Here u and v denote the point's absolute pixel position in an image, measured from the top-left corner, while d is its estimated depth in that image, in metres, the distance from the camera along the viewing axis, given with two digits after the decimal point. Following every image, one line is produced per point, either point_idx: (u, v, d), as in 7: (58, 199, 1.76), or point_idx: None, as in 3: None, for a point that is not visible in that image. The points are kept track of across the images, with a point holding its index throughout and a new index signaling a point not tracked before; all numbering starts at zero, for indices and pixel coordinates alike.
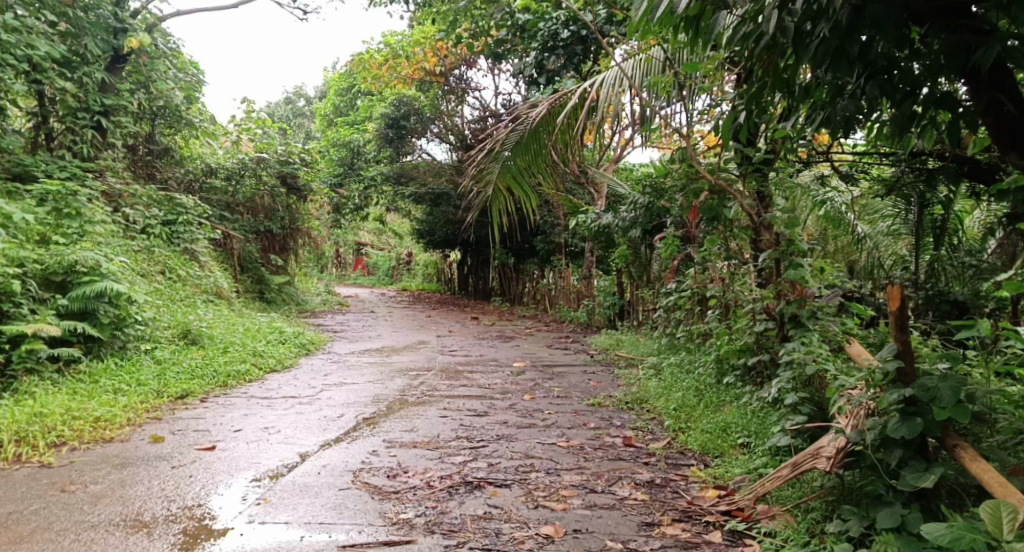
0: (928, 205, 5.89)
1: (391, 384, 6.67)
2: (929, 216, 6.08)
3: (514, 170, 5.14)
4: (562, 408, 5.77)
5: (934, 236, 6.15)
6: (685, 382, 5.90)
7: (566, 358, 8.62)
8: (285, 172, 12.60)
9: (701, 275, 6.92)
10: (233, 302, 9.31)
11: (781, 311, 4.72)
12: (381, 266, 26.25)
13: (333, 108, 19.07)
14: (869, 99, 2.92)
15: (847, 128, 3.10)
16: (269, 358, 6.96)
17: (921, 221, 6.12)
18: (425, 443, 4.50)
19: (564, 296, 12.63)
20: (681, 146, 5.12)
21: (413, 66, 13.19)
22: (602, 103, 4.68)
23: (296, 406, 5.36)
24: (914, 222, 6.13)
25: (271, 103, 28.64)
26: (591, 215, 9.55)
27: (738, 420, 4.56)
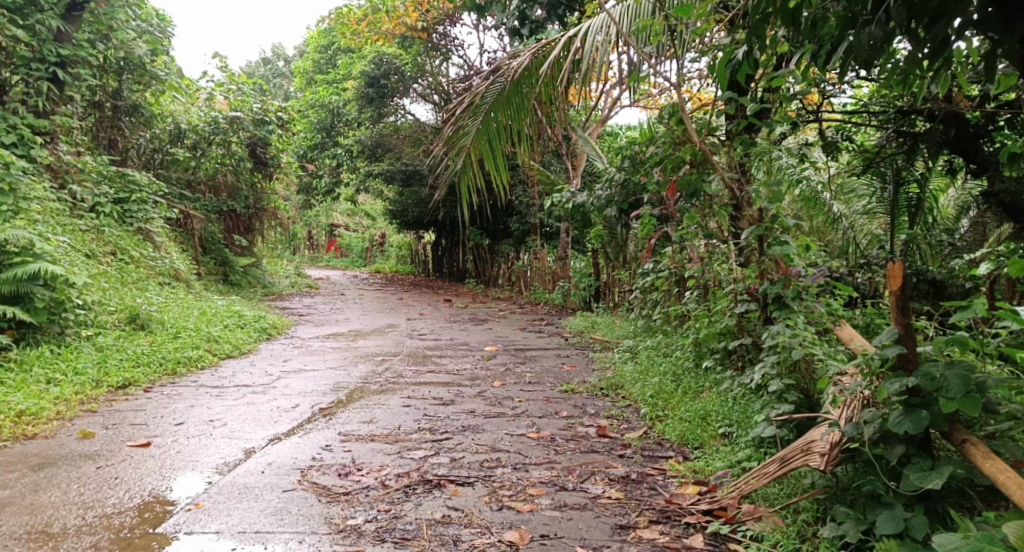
0: (904, 182, 5.75)
1: (354, 371, 6.34)
2: (905, 195, 5.94)
3: (493, 128, 5.11)
4: (533, 395, 5.47)
5: (910, 215, 6.01)
6: (662, 367, 5.62)
7: (540, 341, 8.33)
8: (259, 134, 12.31)
9: (679, 255, 6.65)
10: (192, 284, 8.91)
11: (765, 292, 4.44)
12: (354, 247, 25.77)
13: (313, 65, 18.52)
14: (895, 25, 2.56)
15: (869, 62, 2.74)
16: (226, 344, 6.59)
17: (896, 200, 5.97)
18: (385, 437, 4.18)
19: (540, 277, 12.35)
20: (671, 103, 5.09)
21: (394, 22, 12.70)
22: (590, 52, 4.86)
23: (248, 395, 5.00)
24: (891, 201, 5.98)
25: (248, 66, 28.14)
26: (566, 194, 9.21)
27: (719, 408, 4.29)
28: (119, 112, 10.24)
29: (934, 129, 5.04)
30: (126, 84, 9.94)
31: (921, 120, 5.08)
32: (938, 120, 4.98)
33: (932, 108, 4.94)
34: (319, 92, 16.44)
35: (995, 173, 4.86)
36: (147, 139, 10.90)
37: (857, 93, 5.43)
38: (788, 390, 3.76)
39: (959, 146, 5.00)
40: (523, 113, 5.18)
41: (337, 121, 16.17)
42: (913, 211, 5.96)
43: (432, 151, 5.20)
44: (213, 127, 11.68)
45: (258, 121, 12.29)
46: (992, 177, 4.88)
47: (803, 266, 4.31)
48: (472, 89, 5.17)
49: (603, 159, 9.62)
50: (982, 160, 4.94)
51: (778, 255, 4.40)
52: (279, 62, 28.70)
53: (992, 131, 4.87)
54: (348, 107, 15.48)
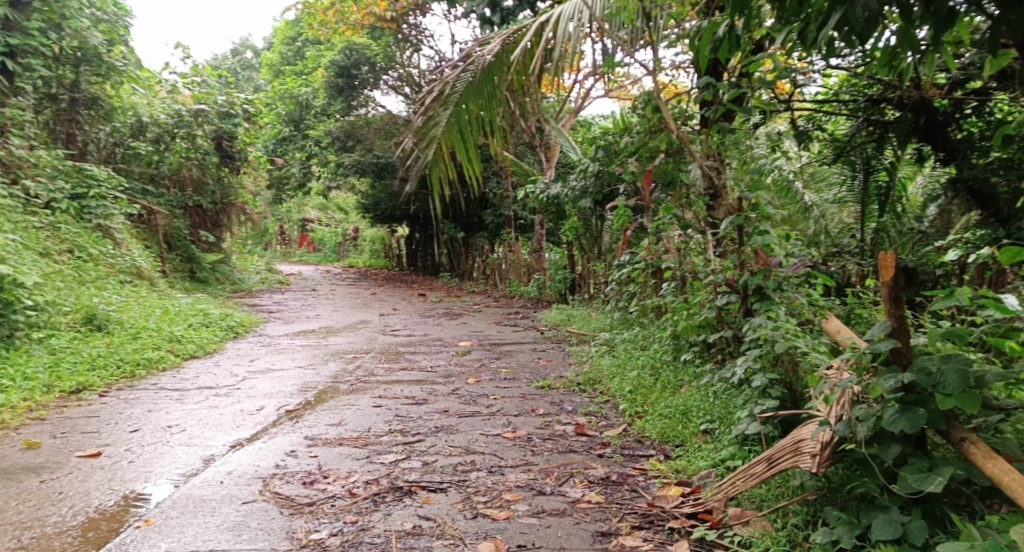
0: (874, 171, 5.79)
1: (323, 370, 6.13)
2: (874, 183, 5.95)
3: (464, 118, 4.91)
4: (508, 392, 5.31)
5: (879, 203, 5.97)
6: (639, 360, 5.48)
7: (515, 335, 8.17)
8: (225, 127, 12.05)
9: (655, 246, 6.52)
10: (155, 282, 8.65)
11: (745, 283, 4.30)
12: (326, 242, 25.39)
13: (280, 57, 18.17)
14: None
15: (866, 31, 2.61)
16: (189, 344, 6.37)
17: (866, 188, 5.98)
18: (353, 440, 3.99)
19: (514, 270, 12.20)
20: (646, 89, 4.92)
21: (363, 11, 12.46)
22: (562, 38, 4.49)
23: (210, 399, 4.78)
24: (861, 189, 5.98)
25: (215, 60, 27.67)
26: (540, 186, 9.06)
27: (699, 403, 4.16)
28: (77, 105, 9.92)
29: (904, 118, 5.39)
30: (84, 76, 9.63)
31: (892, 109, 5.38)
32: (908, 108, 5.31)
33: (902, 97, 5.27)
34: (287, 84, 16.16)
35: (963, 159, 5.21)
36: (107, 133, 10.58)
37: (825, 84, 5.72)
38: (773, 384, 3.63)
39: (927, 135, 5.37)
40: (494, 102, 5.00)
41: (306, 113, 15.89)
42: (883, 200, 5.95)
43: (401, 142, 4.93)
44: (176, 120, 11.35)
45: (223, 114, 12.07)
46: (961, 163, 5.22)
47: (782, 255, 4.19)
48: (442, 77, 4.97)
49: (577, 151, 9.49)
50: (950, 147, 5.30)
51: (758, 245, 4.26)
52: (246, 54, 28.19)
53: (959, 119, 5.26)
54: (317, 98, 15.19)
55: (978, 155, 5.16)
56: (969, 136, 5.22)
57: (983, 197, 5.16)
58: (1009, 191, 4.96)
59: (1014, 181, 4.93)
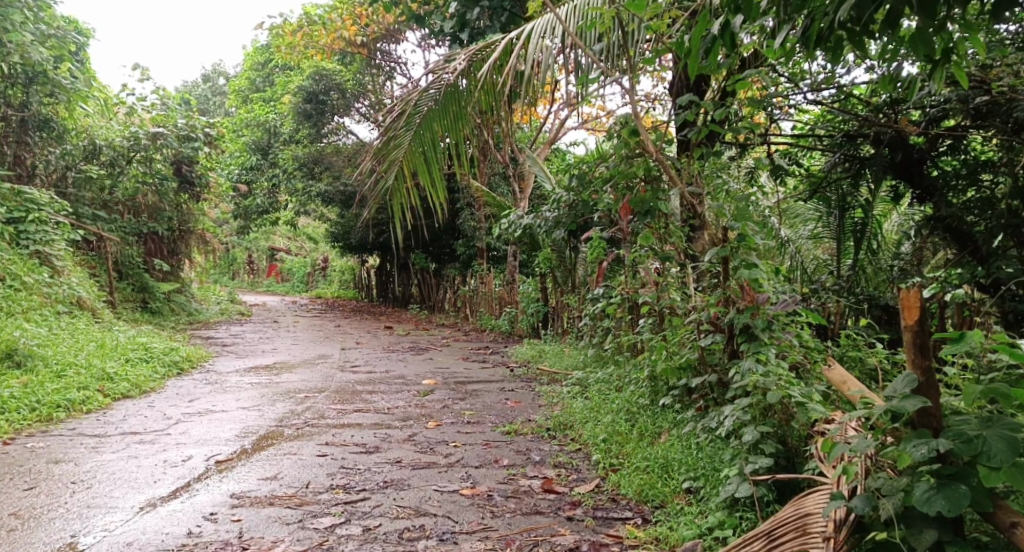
0: (849, 208, 5.78)
1: (270, 411, 5.63)
2: (850, 220, 5.87)
3: (426, 142, 4.50)
4: (471, 438, 4.82)
5: (855, 240, 5.88)
6: (614, 404, 5.03)
7: (483, 372, 7.68)
8: (184, 150, 11.58)
9: (632, 279, 6.12)
10: (98, 313, 8.21)
11: (731, 321, 3.87)
12: (294, 271, 24.70)
13: (248, 83, 17.78)
14: None
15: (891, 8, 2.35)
16: (122, 382, 5.96)
17: (842, 225, 5.89)
18: (286, 499, 3.48)
19: (485, 302, 11.73)
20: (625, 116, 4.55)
21: (332, 35, 11.98)
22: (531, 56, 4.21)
23: (133, 446, 4.31)
24: (836, 225, 5.91)
25: (186, 86, 27.33)
26: (512, 217, 8.65)
27: (679, 456, 3.70)
28: (25, 127, 9.49)
29: (880, 154, 5.25)
30: (34, 96, 9.22)
31: (868, 145, 5.27)
32: (883, 144, 5.20)
33: (878, 132, 5.15)
34: (255, 110, 15.76)
35: (941, 198, 5.09)
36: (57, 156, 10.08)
37: (799, 120, 5.56)
38: (766, 438, 3.19)
39: (904, 172, 5.26)
40: (462, 123, 4.57)
41: (274, 140, 15.49)
42: (859, 236, 5.84)
43: (359, 164, 4.45)
44: (132, 143, 10.80)
45: (182, 137, 11.60)
46: (938, 201, 5.09)
47: (771, 291, 3.78)
48: (401, 97, 4.54)
49: (552, 181, 9.14)
50: (927, 185, 5.20)
51: (745, 278, 3.87)
52: (218, 79, 27.84)
53: (935, 156, 5.14)
54: (285, 125, 14.76)
55: (954, 194, 5.03)
56: (945, 173, 5.10)
57: (962, 236, 5.03)
58: (988, 231, 4.83)
59: (992, 220, 4.80)
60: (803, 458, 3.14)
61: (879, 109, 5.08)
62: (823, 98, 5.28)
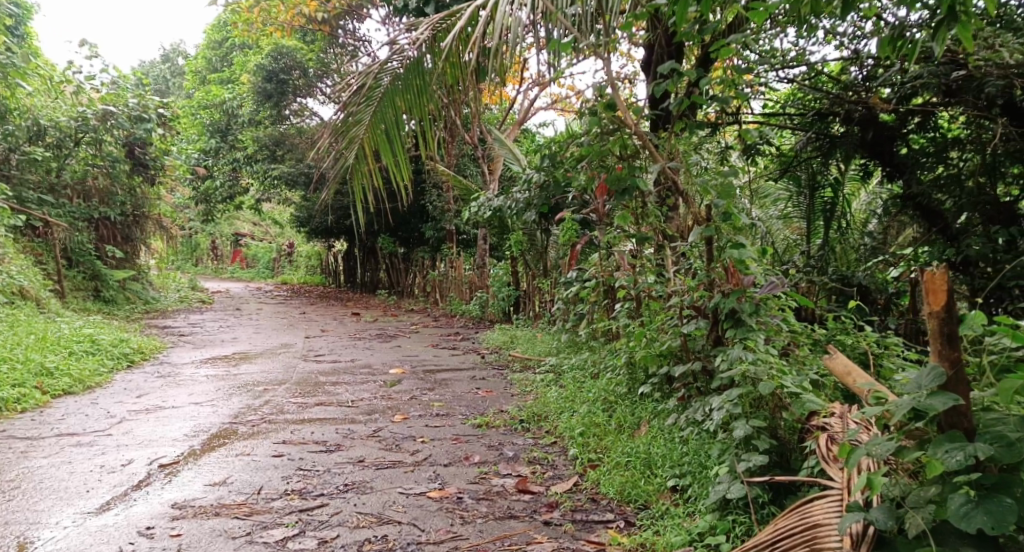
0: (819, 187, 5.74)
1: (224, 405, 5.31)
2: (819, 201, 5.82)
3: (390, 119, 4.19)
4: (440, 432, 4.52)
5: (824, 219, 5.84)
6: (590, 393, 4.76)
7: (453, 360, 7.39)
8: (136, 132, 11.10)
9: (607, 261, 5.87)
10: (41, 304, 7.96)
11: (715, 305, 3.54)
12: (260, 257, 24.07)
13: (205, 64, 17.19)
14: None
15: None
16: (62, 378, 5.74)
17: (811, 206, 5.85)
18: (235, 508, 3.21)
19: (455, 287, 11.40)
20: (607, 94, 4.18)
21: (291, 11, 11.48)
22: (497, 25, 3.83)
23: (68, 450, 4.11)
24: (806, 205, 5.86)
25: (144, 67, 26.54)
26: (482, 199, 8.32)
27: (662, 452, 3.43)
28: None
29: (850, 133, 5.34)
30: None
31: (839, 124, 5.34)
32: (854, 122, 5.28)
33: (850, 111, 5.25)
34: (212, 91, 15.19)
35: (910, 176, 5.22)
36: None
37: (770, 98, 5.64)
38: (758, 432, 2.91)
39: (874, 149, 5.34)
40: (425, 97, 4.24)
41: (233, 122, 14.94)
42: (828, 216, 5.80)
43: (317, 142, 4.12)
44: (80, 123, 10.30)
45: (135, 118, 11.04)
46: (909, 179, 5.22)
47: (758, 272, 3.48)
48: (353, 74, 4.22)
49: (520, 163, 8.86)
50: (897, 162, 5.32)
51: (730, 259, 3.58)
52: (178, 59, 27.04)
53: (903, 135, 5.22)
54: (243, 106, 14.24)
55: (923, 171, 5.17)
56: (914, 151, 5.21)
57: (931, 213, 5.19)
58: (956, 208, 4.98)
59: (960, 197, 4.95)
60: (800, 456, 2.87)
61: (850, 88, 5.18)
62: (794, 76, 5.35)
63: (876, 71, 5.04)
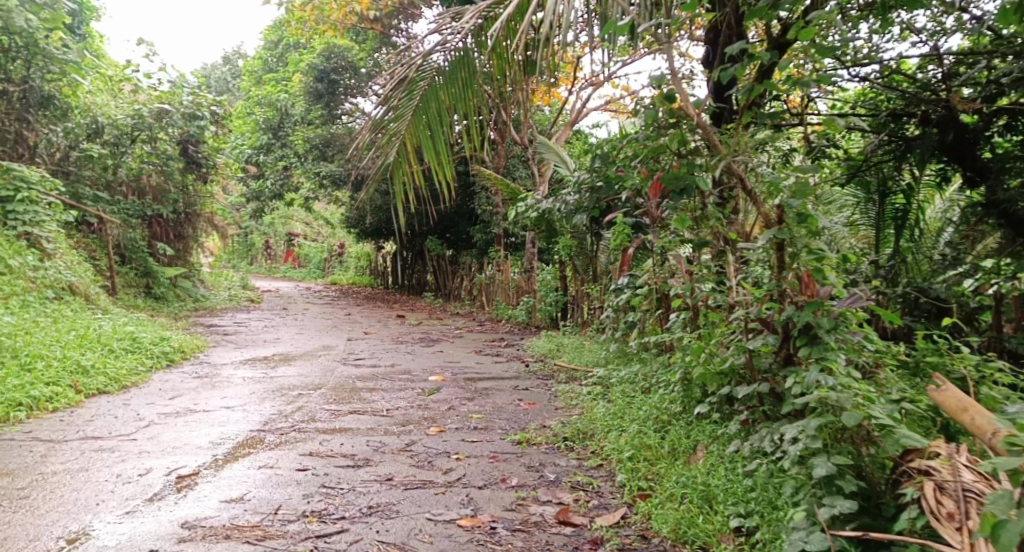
0: (890, 194, 5.25)
1: (256, 410, 5.08)
2: (890, 207, 5.30)
3: (434, 113, 3.84)
4: (477, 448, 4.19)
5: (896, 228, 5.29)
6: (641, 410, 4.38)
7: (497, 368, 7.06)
8: (190, 130, 11.10)
9: (661, 267, 5.47)
10: (91, 300, 7.95)
11: (788, 319, 3.14)
12: (312, 257, 24.06)
13: (261, 65, 17.26)
14: None
15: None
16: (98, 376, 5.61)
17: (881, 213, 5.33)
18: (247, 531, 2.98)
19: (502, 291, 11.08)
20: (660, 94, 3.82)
21: (345, 11, 11.30)
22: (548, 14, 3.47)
23: (88, 455, 3.91)
24: (876, 213, 5.32)
25: (205, 69, 26.96)
26: (530, 201, 7.97)
27: (723, 485, 3.04)
28: (31, 103, 8.86)
29: (927, 135, 4.88)
30: (35, 71, 8.69)
31: (914, 124, 4.90)
32: (932, 124, 4.83)
33: (927, 111, 4.82)
34: (267, 91, 15.18)
35: (996, 181, 4.64)
36: (60, 135, 9.39)
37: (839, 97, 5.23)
38: (843, 471, 2.53)
39: (954, 153, 4.82)
40: (471, 92, 3.87)
41: (286, 120, 14.77)
42: (900, 224, 5.26)
43: (356, 141, 3.81)
44: (136, 121, 10.36)
45: (188, 115, 11.09)
46: (994, 185, 4.65)
47: (835, 285, 3.07)
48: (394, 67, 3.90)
49: (569, 165, 8.52)
50: (980, 167, 4.76)
51: (803, 268, 3.20)
52: (238, 62, 27.39)
53: (988, 137, 4.71)
54: (295, 106, 14.17)
55: (1012, 176, 4.60)
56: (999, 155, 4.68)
57: (1017, 221, 4.62)
58: None
59: None
60: (894, 503, 2.46)
61: (927, 87, 4.80)
62: (868, 75, 4.97)
63: (957, 68, 4.69)
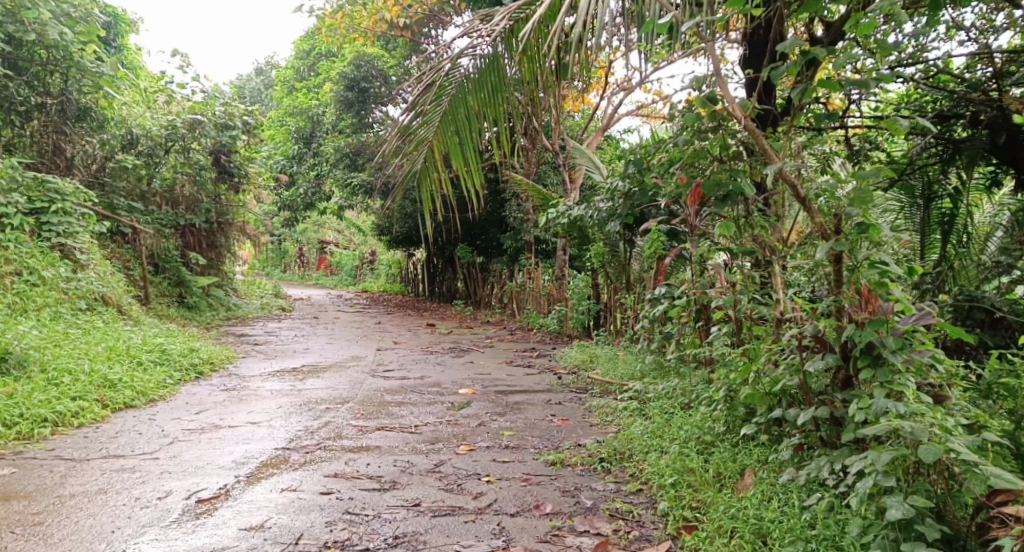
0: (936, 199, 4.93)
1: (282, 426, 4.93)
2: (936, 211, 4.97)
3: (464, 120, 3.65)
4: (508, 470, 3.99)
5: (942, 233, 4.98)
6: (682, 428, 4.15)
7: (529, 380, 6.85)
8: (222, 139, 11.08)
9: (700, 277, 5.21)
10: (123, 311, 7.90)
11: (849, 337, 2.94)
12: (344, 265, 24.00)
13: (294, 73, 17.26)
14: None
15: None
16: (126, 389, 5.52)
17: (926, 218, 5.01)
18: None
19: (534, 299, 10.87)
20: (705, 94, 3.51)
21: (375, 18, 11.19)
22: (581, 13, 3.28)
23: (108, 475, 3.79)
24: (921, 218, 4.99)
25: (239, 81, 27.15)
26: (562, 207, 7.74)
27: (777, 520, 2.91)
28: (68, 115, 8.88)
29: (977, 137, 4.59)
30: (73, 85, 8.70)
31: (963, 127, 4.60)
32: (981, 125, 4.54)
33: (976, 112, 4.52)
34: (299, 100, 15.15)
35: None
36: (96, 147, 9.38)
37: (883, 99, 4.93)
38: (921, 514, 2.51)
39: (1008, 156, 4.56)
40: (500, 97, 3.67)
41: (317, 130, 14.78)
42: (947, 229, 4.96)
43: (381, 148, 3.64)
44: (170, 132, 10.33)
45: (220, 125, 11.11)
46: None
47: (901, 299, 2.89)
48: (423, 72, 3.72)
49: (602, 170, 8.29)
50: None
51: (865, 282, 3.00)
52: (271, 72, 27.51)
53: None
54: (327, 114, 14.12)
55: None
56: None
57: None
58: None
59: None
60: (979, 549, 2.46)
61: (977, 86, 4.49)
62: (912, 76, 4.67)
63: (1009, 67, 4.42)
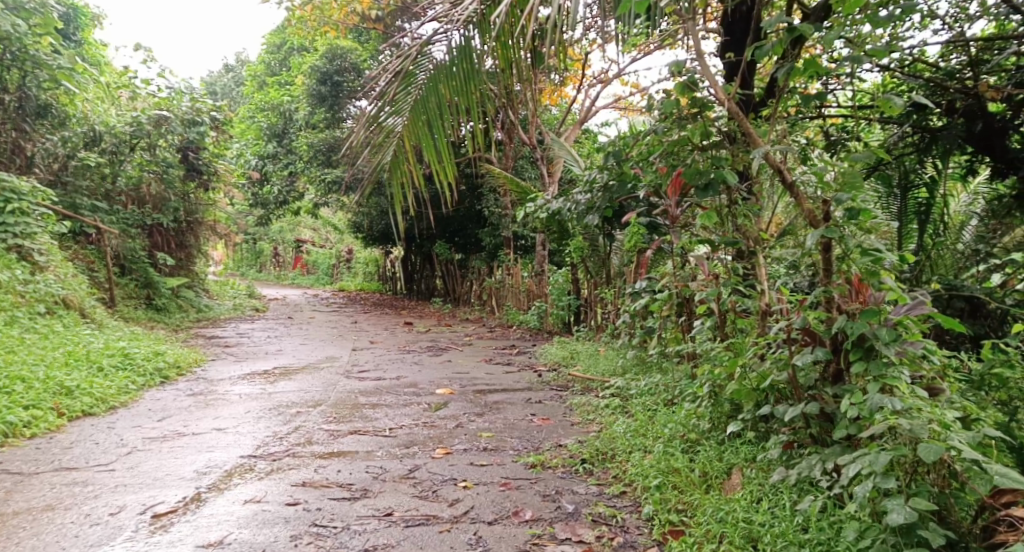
0: (913, 187, 4.82)
1: (249, 432, 4.71)
2: (913, 201, 4.88)
3: (435, 109, 3.44)
4: (485, 474, 3.81)
5: (920, 224, 4.90)
6: (666, 426, 3.99)
7: (508, 378, 6.67)
8: (190, 136, 10.77)
9: (682, 269, 5.05)
10: (85, 314, 7.61)
11: (840, 329, 2.79)
12: (320, 264, 23.62)
13: (265, 69, 16.92)
14: None
15: None
16: (84, 396, 5.26)
17: (903, 208, 4.91)
18: None
19: (513, 295, 10.68)
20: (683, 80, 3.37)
21: (345, 10, 10.92)
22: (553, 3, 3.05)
23: (58, 490, 3.56)
24: (898, 208, 4.91)
25: (209, 79, 26.64)
26: (539, 201, 7.56)
27: (768, 524, 2.76)
28: (26, 112, 8.57)
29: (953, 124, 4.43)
30: (32, 80, 8.40)
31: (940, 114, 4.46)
32: (957, 113, 4.39)
33: (952, 100, 4.39)
34: (271, 95, 14.82)
35: None
36: (57, 144, 8.99)
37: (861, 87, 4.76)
38: (923, 518, 2.37)
39: (984, 144, 4.43)
40: (473, 86, 3.43)
41: (290, 126, 14.48)
42: (925, 220, 4.87)
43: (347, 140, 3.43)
44: (135, 129, 10.01)
45: (188, 122, 10.73)
46: None
47: (893, 289, 2.74)
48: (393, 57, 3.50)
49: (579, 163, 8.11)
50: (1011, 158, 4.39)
51: (855, 272, 2.84)
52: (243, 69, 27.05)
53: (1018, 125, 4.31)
54: (299, 110, 13.82)
55: None
56: None
57: None
58: None
59: None
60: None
61: (952, 74, 4.36)
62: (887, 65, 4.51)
63: (982, 55, 4.32)
